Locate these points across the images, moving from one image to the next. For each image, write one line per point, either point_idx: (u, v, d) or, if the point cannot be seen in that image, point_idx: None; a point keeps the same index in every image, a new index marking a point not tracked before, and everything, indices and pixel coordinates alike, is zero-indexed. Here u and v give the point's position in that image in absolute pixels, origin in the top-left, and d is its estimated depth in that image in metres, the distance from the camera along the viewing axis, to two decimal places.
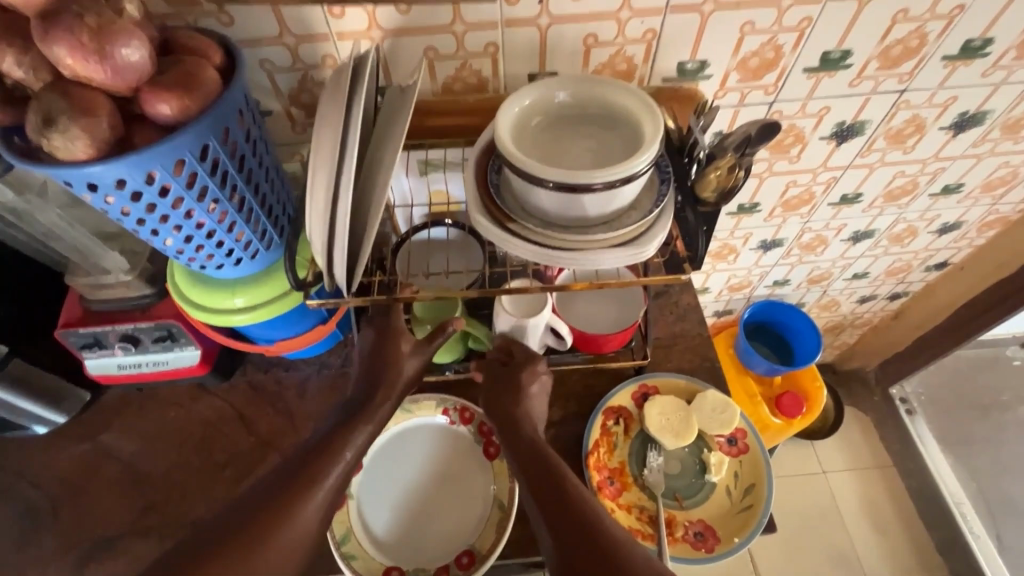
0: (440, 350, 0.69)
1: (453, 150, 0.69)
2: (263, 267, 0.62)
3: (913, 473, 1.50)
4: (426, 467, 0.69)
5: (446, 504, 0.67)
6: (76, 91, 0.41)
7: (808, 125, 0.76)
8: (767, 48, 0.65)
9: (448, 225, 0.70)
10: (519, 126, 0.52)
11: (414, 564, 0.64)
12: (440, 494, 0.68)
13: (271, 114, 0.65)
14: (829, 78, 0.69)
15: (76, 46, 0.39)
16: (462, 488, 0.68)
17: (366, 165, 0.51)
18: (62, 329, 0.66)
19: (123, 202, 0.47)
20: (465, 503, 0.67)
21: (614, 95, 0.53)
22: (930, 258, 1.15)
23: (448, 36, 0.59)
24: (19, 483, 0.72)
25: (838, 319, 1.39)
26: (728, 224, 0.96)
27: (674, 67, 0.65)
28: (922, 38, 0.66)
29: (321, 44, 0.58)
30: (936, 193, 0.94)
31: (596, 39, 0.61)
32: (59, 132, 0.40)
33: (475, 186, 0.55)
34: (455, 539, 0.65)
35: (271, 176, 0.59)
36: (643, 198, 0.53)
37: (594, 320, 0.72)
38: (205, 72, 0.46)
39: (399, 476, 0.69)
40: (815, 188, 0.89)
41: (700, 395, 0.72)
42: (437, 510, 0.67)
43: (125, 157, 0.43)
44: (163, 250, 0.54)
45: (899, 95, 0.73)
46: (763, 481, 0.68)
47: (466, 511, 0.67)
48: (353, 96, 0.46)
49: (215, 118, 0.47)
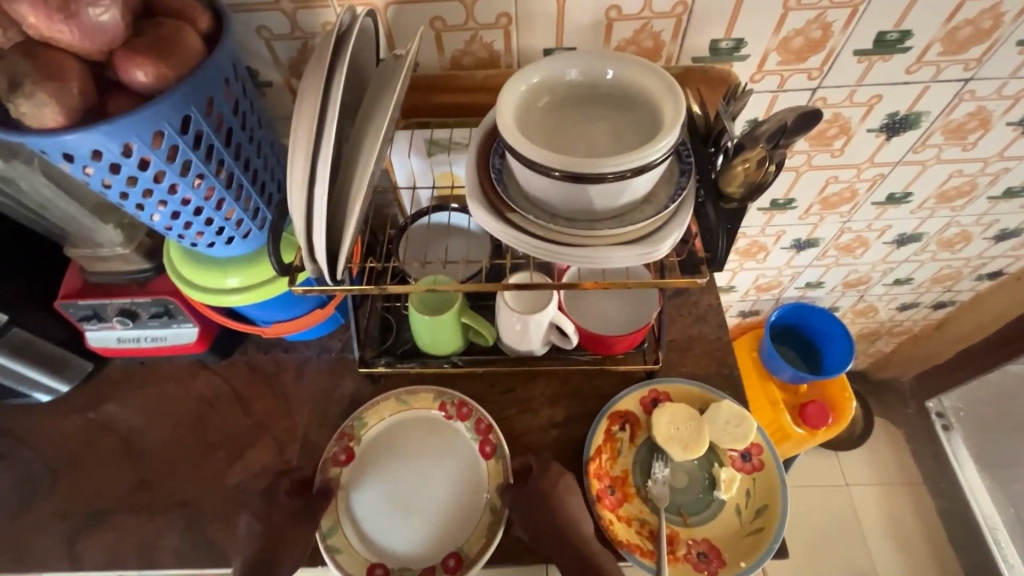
0: (436, 340, 0.66)
1: (460, 131, 0.64)
2: (257, 247, 0.60)
3: (944, 493, 1.41)
4: (420, 462, 0.67)
5: (436, 502, 0.65)
6: (43, 52, 0.38)
7: (856, 115, 0.69)
8: (813, 26, 0.57)
9: (451, 210, 0.67)
10: (524, 106, 0.47)
11: (399, 562, 0.62)
12: (432, 491, 0.65)
13: (270, 85, 0.62)
14: (884, 62, 0.62)
15: (40, 4, 0.36)
16: (454, 486, 0.65)
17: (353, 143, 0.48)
18: (61, 301, 0.65)
19: (102, 174, 0.44)
20: (457, 503, 0.65)
21: (631, 72, 0.47)
22: (983, 267, 1.05)
23: (456, 5, 0.54)
24: (22, 449, 0.73)
25: (875, 326, 1.30)
26: (759, 221, 0.89)
27: (706, 46, 0.59)
28: (996, 18, 0.58)
29: (320, 11, 0.54)
30: (997, 196, 0.85)
31: (620, 12, 0.55)
32: (25, 97, 0.38)
33: (474, 172, 0.51)
34: (444, 540, 0.63)
35: (264, 151, 0.57)
36: (659, 190, 0.48)
37: (603, 320, 0.68)
38: (184, 37, 0.42)
39: (391, 469, 0.67)
40: (858, 185, 0.82)
41: (713, 405, 0.67)
42: (428, 507, 0.65)
43: (98, 126, 0.40)
44: (151, 226, 0.52)
45: (963, 85, 0.65)
46: (777, 503, 0.63)
47: (458, 512, 0.64)
48: (333, 69, 0.44)
49: (196, 86, 0.44)
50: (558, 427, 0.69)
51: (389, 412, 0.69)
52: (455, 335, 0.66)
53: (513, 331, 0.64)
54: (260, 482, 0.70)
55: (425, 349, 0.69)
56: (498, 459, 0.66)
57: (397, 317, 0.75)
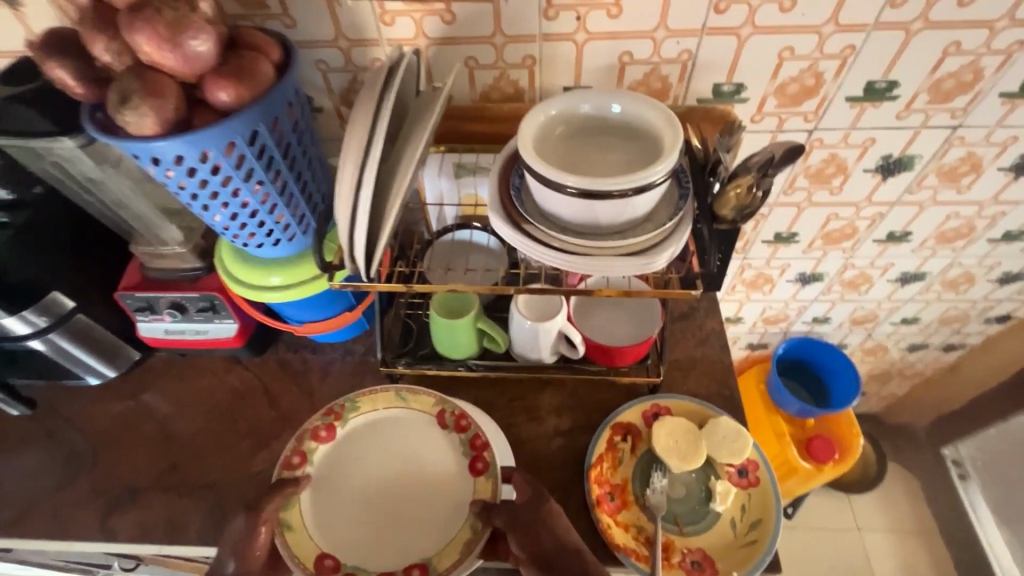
0: (453, 344, 0.71)
1: (485, 156, 0.71)
2: (299, 250, 0.67)
3: (961, 545, 1.37)
4: (396, 465, 0.70)
5: (405, 509, 0.67)
6: (149, 74, 0.47)
7: (852, 156, 0.74)
8: (807, 74, 0.64)
9: (474, 228, 0.73)
10: (543, 134, 0.54)
11: (352, 559, 0.64)
12: (405, 497, 0.68)
13: (322, 111, 0.71)
14: (874, 108, 0.68)
15: (154, 35, 0.45)
16: (426, 498, 0.68)
17: (392, 159, 0.55)
18: (121, 292, 0.73)
19: (180, 177, 0.52)
20: (426, 513, 0.67)
21: (636, 107, 0.54)
22: (990, 309, 1.07)
23: (488, 47, 0.62)
24: (68, 428, 0.80)
25: (885, 367, 1.31)
26: (764, 253, 0.94)
27: (709, 89, 0.66)
28: (977, 72, 0.63)
29: (371, 48, 0.63)
30: (996, 238, 0.89)
31: (631, 57, 0.63)
32: (132, 109, 0.46)
33: (496, 190, 0.57)
34: (400, 550, 0.65)
35: (313, 166, 0.65)
36: (659, 211, 0.54)
37: (609, 333, 0.72)
38: (261, 66, 0.51)
39: (369, 466, 0.70)
40: (858, 223, 0.86)
41: (712, 421, 0.70)
42: (396, 511, 0.67)
43: (185, 136, 0.48)
44: (211, 225, 0.60)
45: (952, 132, 0.71)
46: (771, 517, 0.65)
47: (423, 530, 0.66)
48: (381, 97, 0.52)
49: (266, 107, 0.52)
50: (563, 435, 0.73)
51: (386, 403, 0.72)
52: (470, 340, 0.71)
53: (525, 337, 0.69)
54: None
55: (442, 352, 0.74)
56: (488, 477, 0.66)
57: (418, 324, 0.80)
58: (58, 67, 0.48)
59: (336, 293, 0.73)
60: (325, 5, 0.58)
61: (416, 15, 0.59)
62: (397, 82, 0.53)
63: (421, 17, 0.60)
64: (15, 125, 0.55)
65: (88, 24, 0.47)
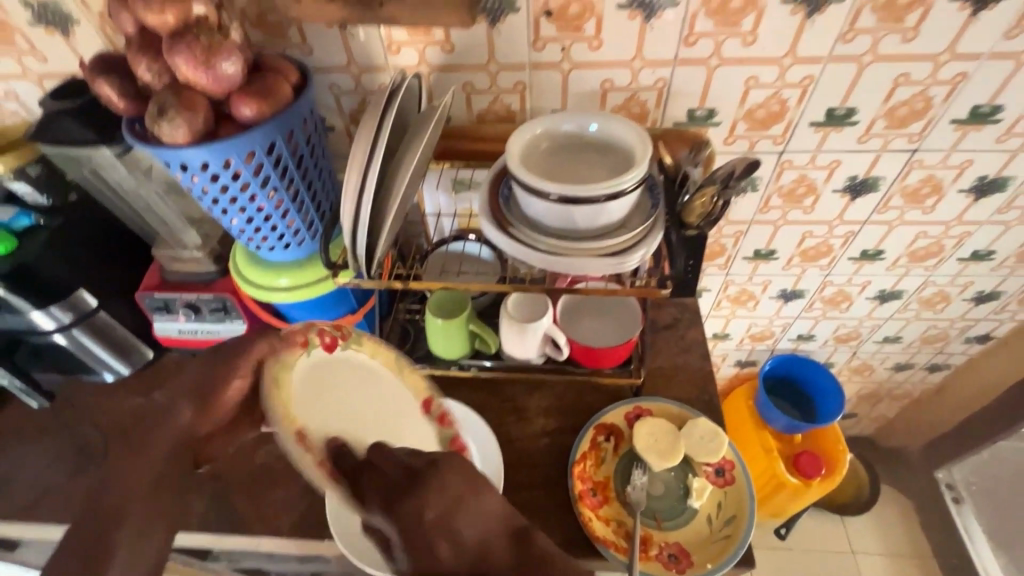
0: (448, 344, 0.77)
1: (480, 172, 0.79)
2: (307, 254, 0.73)
3: (956, 570, 1.37)
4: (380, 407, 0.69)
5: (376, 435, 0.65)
6: (183, 91, 0.54)
7: (820, 177, 0.80)
8: (772, 101, 0.70)
9: (470, 240, 0.80)
10: (528, 149, 0.61)
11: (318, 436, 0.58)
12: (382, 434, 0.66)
13: (333, 129, 0.78)
14: (837, 133, 0.74)
15: (190, 58, 0.52)
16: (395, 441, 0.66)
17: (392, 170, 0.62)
18: (141, 292, 0.78)
19: (204, 182, 0.58)
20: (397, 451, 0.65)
21: (612, 126, 0.61)
22: (969, 329, 1.11)
23: (483, 74, 0.69)
24: (83, 422, 0.85)
25: (873, 387, 1.34)
26: (745, 269, 0.99)
27: (683, 113, 0.72)
28: (926, 101, 0.69)
29: (379, 74, 0.70)
30: (965, 258, 0.94)
31: (612, 84, 0.70)
32: (167, 120, 0.52)
33: (486, 199, 0.63)
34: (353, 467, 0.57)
35: (324, 177, 0.71)
36: (633, 218, 0.59)
37: (594, 337, 0.77)
38: (281, 87, 0.58)
39: (358, 396, 0.68)
40: (832, 241, 0.92)
41: (690, 422, 0.74)
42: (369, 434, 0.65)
43: (211, 145, 0.55)
44: (228, 228, 0.66)
45: (911, 155, 0.76)
46: (744, 513, 0.69)
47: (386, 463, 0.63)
48: (384, 114, 0.58)
49: (283, 121, 0.58)
50: (550, 434, 0.76)
51: (385, 360, 0.71)
52: (462, 340, 0.76)
53: (513, 338, 0.74)
54: (281, 464, 0.78)
55: (437, 352, 0.79)
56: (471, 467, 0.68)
57: (416, 328, 0.86)
58: (105, 84, 0.55)
59: (339, 297, 0.76)
60: (338, 36, 0.66)
61: (420, 45, 0.67)
62: (399, 101, 0.60)
63: (424, 47, 0.67)
64: (61, 137, 0.62)
65: (134, 49, 0.54)
